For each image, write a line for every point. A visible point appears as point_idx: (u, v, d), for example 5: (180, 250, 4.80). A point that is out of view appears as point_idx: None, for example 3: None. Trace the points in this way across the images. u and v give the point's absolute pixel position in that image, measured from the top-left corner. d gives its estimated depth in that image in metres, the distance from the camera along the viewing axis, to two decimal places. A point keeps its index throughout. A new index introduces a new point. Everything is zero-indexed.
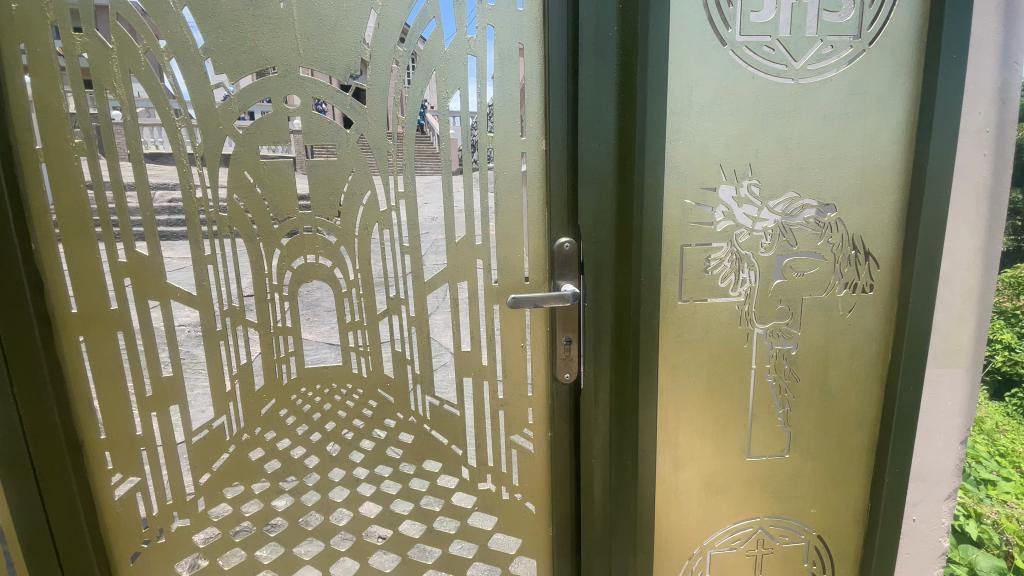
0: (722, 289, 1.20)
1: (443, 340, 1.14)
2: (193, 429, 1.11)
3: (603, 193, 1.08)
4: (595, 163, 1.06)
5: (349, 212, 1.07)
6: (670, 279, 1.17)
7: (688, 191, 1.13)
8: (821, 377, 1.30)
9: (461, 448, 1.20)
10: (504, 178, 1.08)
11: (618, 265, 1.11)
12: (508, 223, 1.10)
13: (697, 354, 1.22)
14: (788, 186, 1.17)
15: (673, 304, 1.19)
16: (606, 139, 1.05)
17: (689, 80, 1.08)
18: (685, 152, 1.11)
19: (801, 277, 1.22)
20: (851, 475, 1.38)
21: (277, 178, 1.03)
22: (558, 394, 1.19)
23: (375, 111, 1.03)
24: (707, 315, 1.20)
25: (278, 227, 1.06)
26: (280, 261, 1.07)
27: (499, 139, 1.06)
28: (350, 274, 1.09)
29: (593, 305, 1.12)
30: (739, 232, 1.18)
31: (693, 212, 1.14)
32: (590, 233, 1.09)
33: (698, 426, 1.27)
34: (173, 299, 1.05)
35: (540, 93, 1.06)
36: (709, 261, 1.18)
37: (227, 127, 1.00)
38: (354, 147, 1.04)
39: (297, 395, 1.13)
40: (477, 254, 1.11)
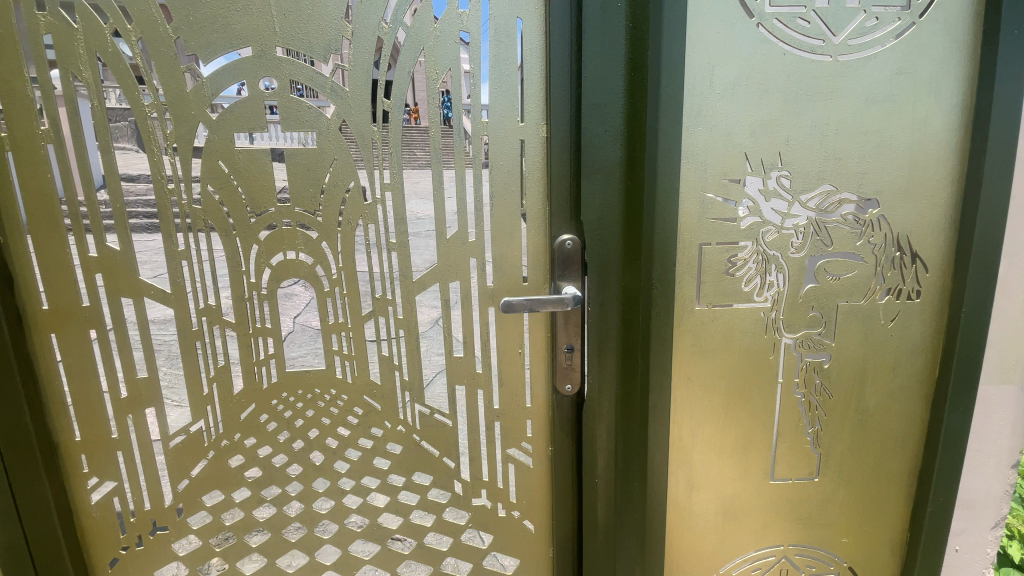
0: (747, 294, 1.07)
1: (435, 340, 1.05)
2: (170, 433, 1.05)
3: (610, 185, 0.96)
4: (601, 152, 0.94)
5: (332, 204, 0.98)
6: (687, 282, 1.05)
7: (709, 183, 1.00)
8: (857, 393, 1.15)
9: (454, 461, 1.12)
10: (500, 169, 0.98)
11: (626, 265, 0.99)
12: (503, 218, 1.00)
13: (716, 366, 1.10)
14: (824, 178, 1.04)
15: (690, 310, 1.06)
16: (614, 125, 0.93)
17: (709, 58, 0.96)
18: (706, 140, 0.98)
19: (838, 282, 1.08)
20: (888, 502, 1.23)
21: (254, 169, 0.96)
22: (559, 406, 1.08)
23: (358, 94, 0.94)
24: (729, 321, 1.08)
25: (257, 221, 0.97)
26: (258, 257, 0.98)
27: (495, 126, 0.96)
28: (333, 272, 1.01)
29: (598, 310, 1.01)
30: (767, 229, 1.04)
31: (714, 207, 1.02)
32: (596, 229, 0.98)
33: (716, 443, 1.15)
34: (147, 297, 1.00)
35: (541, 74, 0.95)
36: (730, 262, 1.05)
37: (199, 112, 0.93)
38: (337, 135, 0.96)
39: (279, 400, 1.06)
40: (470, 251, 1.01)
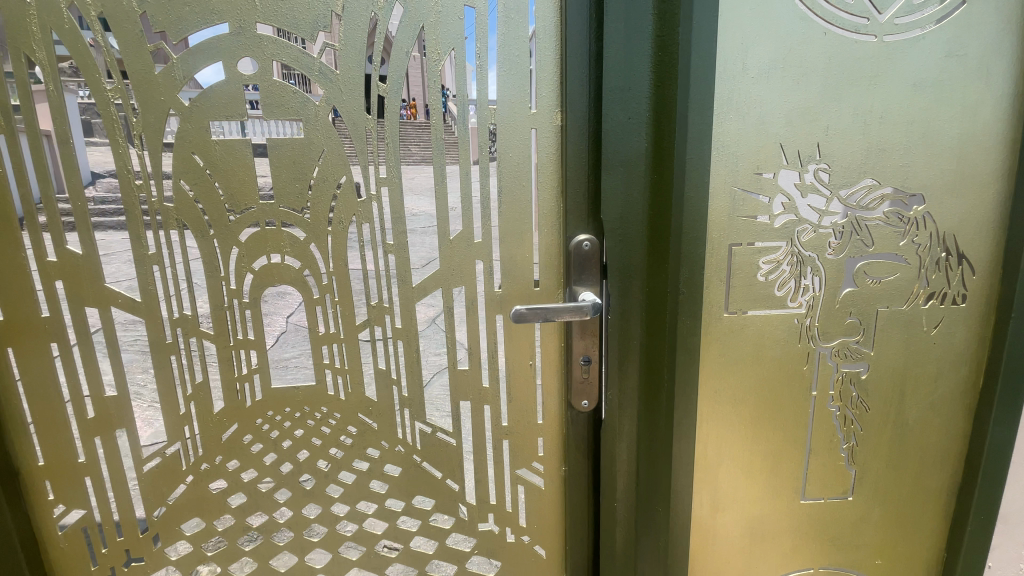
0: (780, 299, 0.97)
1: (433, 338, 0.94)
2: (144, 457, 0.94)
3: (633, 179, 0.86)
4: (623, 142, 0.84)
5: (320, 200, 0.86)
6: (714, 287, 0.95)
7: (740, 177, 0.91)
8: (896, 406, 1.06)
9: (458, 483, 1.02)
10: (509, 162, 0.88)
11: (651, 269, 0.89)
12: (513, 216, 0.90)
13: (744, 378, 1.01)
14: (865, 171, 0.94)
15: (717, 316, 0.97)
16: (638, 111, 0.83)
17: (742, 37, 0.86)
18: (737, 130, 0.89)
19: (879, 286, 0.99)
20: (927, 522, 1.14)
21: (234, 162, 0.85)
22: (574, 424, 0.99)
23: (350, 78, 0.84)
24: (760, 329, 0.98)
25: (237, 221, 0.86)
26: (238, 261, 0.88)
27: (503, 114, 0.86)
28: (322, 278, 0.89)
29: (619, 319, 0.91)
30: (803, 228, 0.95)
31: (745, 203, 0.92)
32: (616, 229, 0.88)
33: (743, 461, 1.05)
34: (114, 306, 0.88)
35: (554, 55, 0.85)
36: (763, 264, 0.95)
37: (169, 97, 0.82)
38: (326, 124, 0.85)
39: (264, 419, 0.95)
40: (476, 253, 0.91)
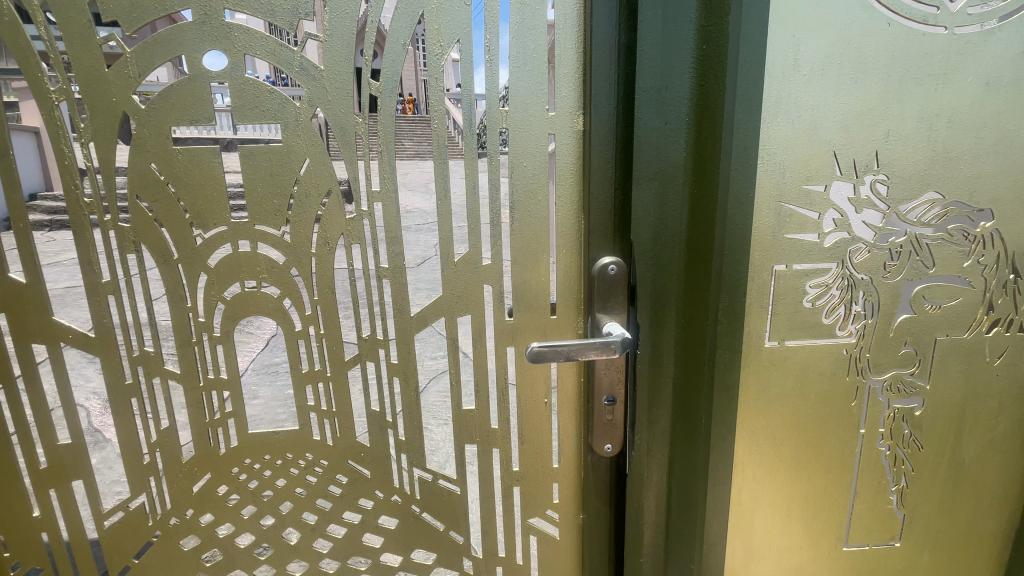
0: (828, 327, 0.85)
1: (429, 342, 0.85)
2: (105, 511, 0.83)
3: (668, 193, 0.73)
4: (658, 151, 0.72)
5: (302, 219, 0.74)
6: (755, 314, 0.84)
7: (788, 188, 0.79)
8: (952, 444, 0.95)
9: (463, 535, 0.89)
10: (523, 174, 0.76)
11: (687, 297, 0.77)
12: (526, 235, 0.78)
13: (785, 415, 0.89)
14: (930, 183, 0.81)
15: (757, 348, 0.85)
16: (677, 114, 0.71)
17: (795, 28, 0.74)
18: (786, 136, 0.77)
19: (937, 312, 0.88)
20: (979, 569, 1.03)
21: (199, 174, 0.72)
22: (594, 469, 0.87)
23: (337, 73, 0.71)
24: (805, 361, 0.87)
25: (205, 244, 0.74)
26: (207, 290, 0.75)
27: (516, 117, 0.74)
28: (306, 308, 0.77)
29: (649, 353, 0.79)
30: (857, 247, 0.83)
31: (792, 220, 0.80)
32: (649, 251, 0.75)
33: (781, 506, 0.94)
34: (65, 343, 0.77)
35: (576, 49, 0.73)
36: (810, 289, 0.83)
37: (122, 99, 0.69)
38: (309, 127, 0.71)
39: (240, 468, 0.83)
40: (483, 277, 0.79)
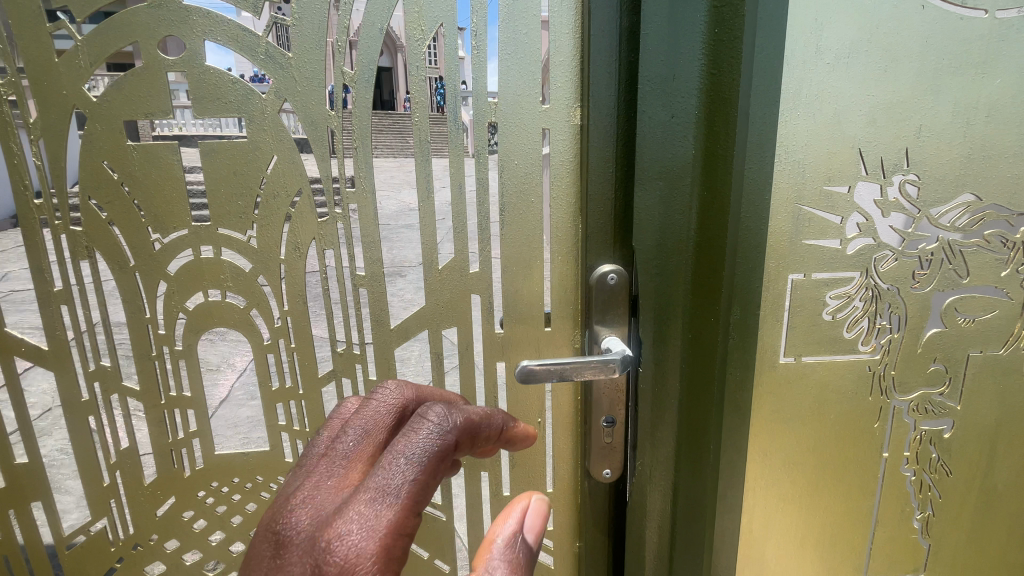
0: (850, 342, 0.77)
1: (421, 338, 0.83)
2: (65, 535, 0.77)
3: (675, 197, 0.64)
4: (663, 148, 0.63)
5: (269, 223, 0.67)
6: (772, 329, 0.75)
7: (809, 188, 0.70)
8: (983, 470, 0.87)
9: (448, 564, 0.82)
10: (514, 173, 0.69)
11: (696, 313, 0.68)
12: (517, 241, 0.71)
13: (803, 439, 0.81)
14: (965, 184, 0.73)
15: (772, 365, 0.76)
16: (685, 107, 0.62)
17: (818, 11, 0.66)
18: (807, 132, 0.69)
19: (970, 326, 0.80)
20: None
21: (155, 173, 0.65)
22: (591, 497, 0.79)
23: (306, 62, 0.63)
24: (825, 380, 0.78)
25: (163, 250, 0.67)
26: (166, 300, 0.68)
27: (507, 110, 0.67)
28: (275, 320, 0.70)
29: (653, 372, 0.72)
30: (881, 255, 0.74)
31: (812, 225, 0.72)
32: (653, 259, 0.67)
33: (796, 536, 0.86)
34: (17, 356, 0.70)
35: (573, 34, 0.65)
36: (832, 301, 0.75)
37: (73, 92, 0.63)
38: (276, 123, 0.64)
39: (207, 492, 0.76)
40: (471, 285, 0.73)
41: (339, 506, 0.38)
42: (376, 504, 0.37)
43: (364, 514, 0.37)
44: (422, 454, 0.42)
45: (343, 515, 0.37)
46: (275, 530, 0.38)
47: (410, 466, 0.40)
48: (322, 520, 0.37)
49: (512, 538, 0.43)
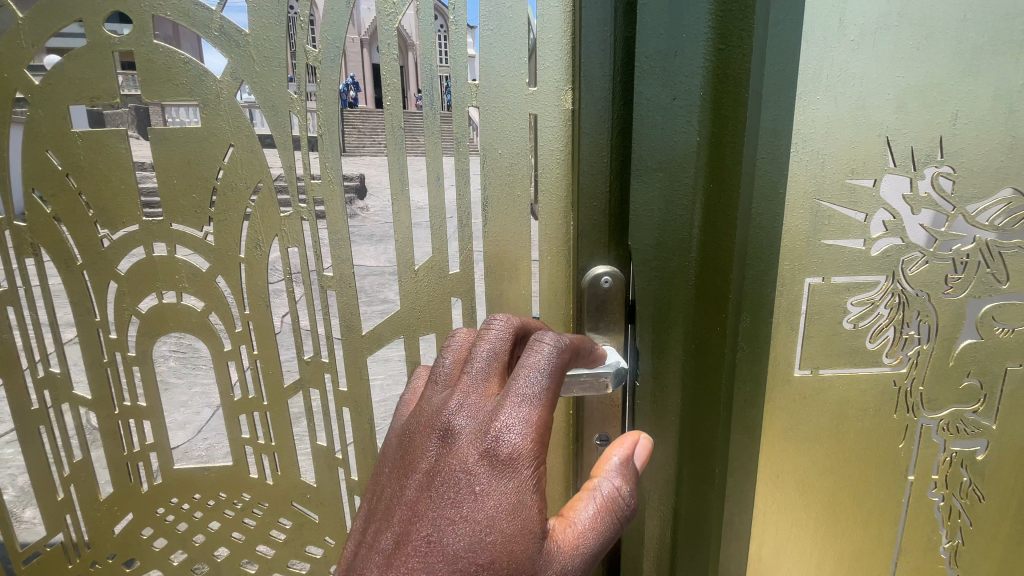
0: (873, 354, 0.69)
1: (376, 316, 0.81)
2: (18, 551, 0.72)
3: (678, 189, 0.57)
4: (662, 135, 0.55)
5: (228, 218, 0.61)
6: (784, 339, 0.67)
7: (829, 181, 0.62)
8: (1019, 495, 0.78)
9: None
10: (497, 164, 0.62)
11: (699, 319, 0.61)
12: (502, 239, 0.65)
13: (819, 460, 0.73)
14: (1010, 178, 0.64)
15: (785, 378, 0.69)
16: (689, 87, 0.54)
17: None
18: (826, 118, 0.60)
19: (1011, 337, 0.71)
20: None
21: (103, 163, 0.58)
22: None
23: (264, 39, 0.56)
24: (845, 395, 0.71)
25: (112, 247, 0.61)
26: (118, 302, 0.62)
27: (489, 93, 0.60)
28: (237, 325, 0.64)
29: (651, 386, 0.64)
30: (911, 257, 0.65)
31: (831, 223, 0.63)
32: (652, 260, 0.59)
33: (811, 565, 0.78)
34: None
35: (562, 7, 0.58)
36: (853, 308, 0.67)
37: (13, 75, 0.57)
38: (232, 107, 0.58)
39: (166, 509, 0.70)
40: (451, 288, 0.66)
41: (485, 406, 0.43)
42: (522, 407, 0.42)
43: (512, 416, 0.42)
44: (551, 367, 0.44)
45: (493, 416, 0.42)
46: (433, 426, 0.43)
47: (544, 378, 0.43)
48: (473, 417, 0.43)
49: (625, 456, 0.46)
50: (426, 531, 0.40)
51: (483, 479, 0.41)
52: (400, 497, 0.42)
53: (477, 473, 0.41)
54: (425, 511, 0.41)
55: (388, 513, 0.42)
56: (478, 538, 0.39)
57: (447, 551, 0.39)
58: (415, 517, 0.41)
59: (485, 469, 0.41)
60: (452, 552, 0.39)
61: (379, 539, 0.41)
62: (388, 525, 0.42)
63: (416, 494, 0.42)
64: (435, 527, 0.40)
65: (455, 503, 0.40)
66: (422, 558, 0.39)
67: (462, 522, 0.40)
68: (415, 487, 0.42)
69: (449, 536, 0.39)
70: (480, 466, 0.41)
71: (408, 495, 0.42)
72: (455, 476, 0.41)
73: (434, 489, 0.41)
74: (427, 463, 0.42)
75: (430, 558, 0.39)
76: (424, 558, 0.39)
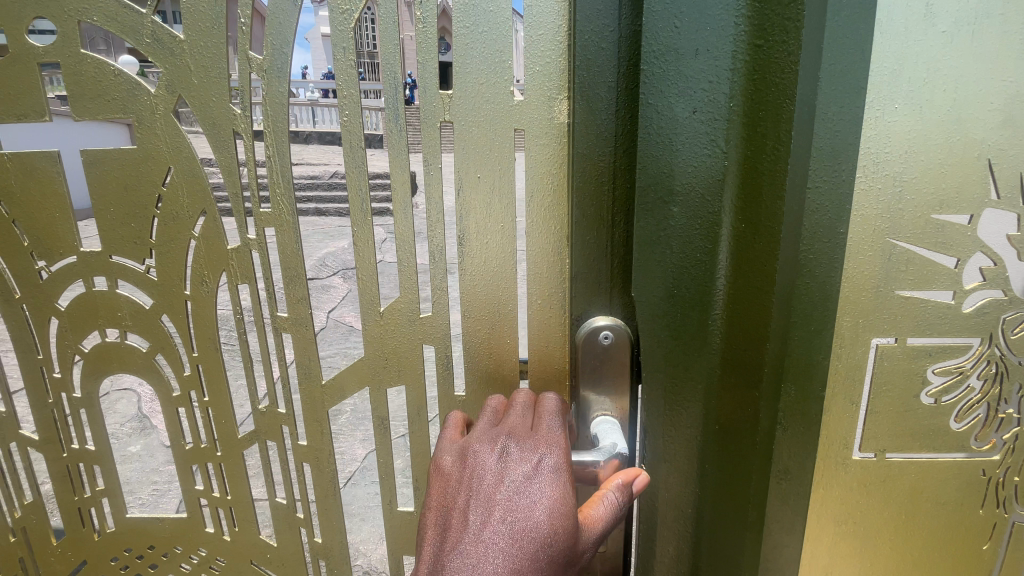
0: (959, 437, 0.53)
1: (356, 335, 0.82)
2: None
3: (697, 229, 0.42)
4: (676, 157, 0.41)
5: (171, 251, 0.53)
6: (844, 419, 0.51)
7: (909, 215, 0.46)
8: None
9: None
10: (478, 188, 0.51)
11: (725, 400, 0.45)
12: (483, 280, 0.54)
13: (885, 565, 0.57)
14: None
15: (841, 464, 0.53)
16: (713, 95, 0.39)
17: None
18: (906, 135, 0.44)
19: None
20: None
21: (35, 188, 0.53)
22: None
23: (201, 46, 0.48)
24: (919, 487, 0.54)
25: (51, 280, 0.55)
26: (59, 339, 0.57)
27: (463, 104, 0.49)
28: (185, 368, 0.57)
29: (663, 476, 0.48)
30: (1016, 315, 0.49)
31: (911, 268, 0.48)
32: (661, 317, 0.45)
33: None
34: None
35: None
36: (935, 379, 0.51)
37: None
38: (169, 125, 0.50)
39: (121, 560, 0.65)
40: (423, 334, 0.56)
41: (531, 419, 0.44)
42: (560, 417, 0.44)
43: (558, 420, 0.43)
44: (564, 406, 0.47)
45: (541, 422, 0.43)
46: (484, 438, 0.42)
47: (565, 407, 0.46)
48: (519, 428, 0.43)
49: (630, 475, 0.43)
50: (504, 518, 0.37)
51: (551, 463, 0.39)
52: (463, 505, 0.39)
53: (542, 460, 0.40)
54: (497, 503, 0.38)
55: (451, 525, 0.38)
56: (559, 516, 0.37)
57: (530, 534, 0.37)
58: (488, 512, 0.38)
59: (550, 454, 0.40)
60: (536, 531, 0.37)
61: (451, 549, 0.37)
62: (454, 538, 0.38)
63: (481, 495, 0.39)
64: (513, 515, 0.37)
65: (526, 489, 0.38)
66: (508, 543, 0.36)
67: (539, 504, 0.38)
68: (478, 488, 0.39)
69: (528, 519, 0.37)
70: (542, 452, 0.40)
71: (472, 499, 0.39)
72: (520, 468, 0.39)
73: (503, 483, 0.39)
74: (483, 464, 0.40)
75: (515, 542, 0.36)
76: (509, 547, 0.36)
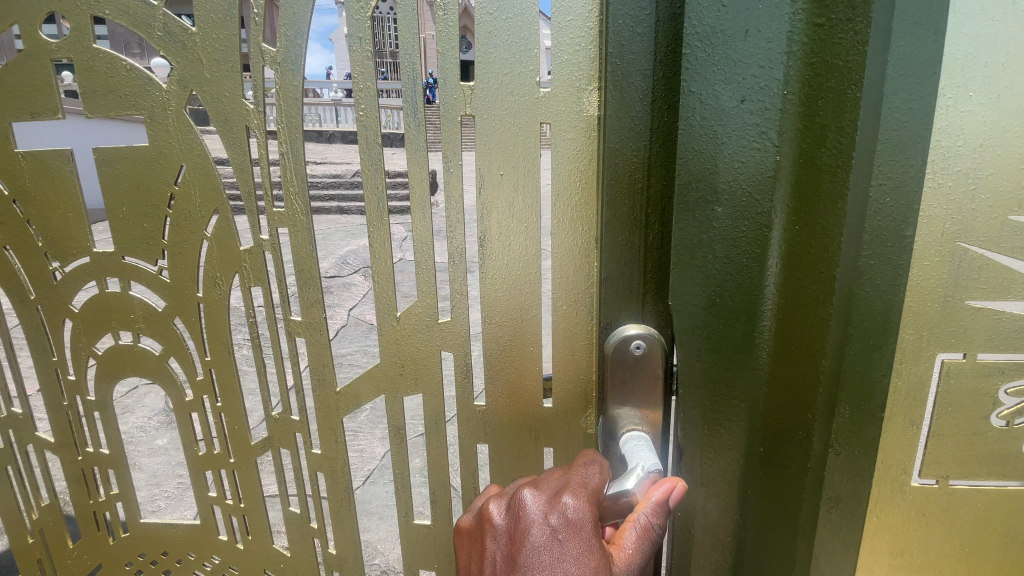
0: None
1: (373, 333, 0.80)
2: None
3: (743, 231, 0.38)
4: (721, 152, 0.37)
5: (183, 251, 0.52)
6: (904, 443, 0.46)
7: (983, 216, 0.40)
8: None
9: None
10: (501, 187, 0.48)
11: (773, 418, 0.40)
12: (505, 284, 0.50)
13: None
14: None
15: (899, 491, 0.48)
16: (764, 83, 0.35)
17: None
18: (982, 128, 0.38)
19: None
20: None
21: (48, 187, 0.51)
22: None
23: (212, 38, 0.46)
24: (992, 519, 0.48)
25: (65, 281, 0.54)
26: (73, 341, 0.55)
27: (486, 96, 0.46)
28: (197, 373, 0.56)
29: (700, 499, 0.44)
30: None
31: (985, 275, 0.42)
32: (700, 327, 0.41)
33: None
34: None
35: None
36: (1008, 400, 0.44)
37: None
38: (181, 122, 0.48)
39: (135, 564, 0.64)
40: (441, 341, 0.53)
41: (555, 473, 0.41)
42: (585, 465, 0.41)
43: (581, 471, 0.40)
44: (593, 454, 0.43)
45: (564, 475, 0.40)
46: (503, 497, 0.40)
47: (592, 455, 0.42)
48: (539, 480, 0.40)
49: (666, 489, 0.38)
50: None
51: (569, 512, 0.36)
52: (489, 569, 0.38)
53: (560, 508, 0.37)
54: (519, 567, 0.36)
55: None
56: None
57: None
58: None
59: (568, 505, 0.37)
60: None
61: None
62: None
63: (505, 556, 0.37)
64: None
65: (547, 548, 0.35)
66: None
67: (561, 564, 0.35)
68: (501, 554, 0.37)
69: None
70: (558, 503, 0.37)
71: (496, 562, 0.37)
72: (536, 522, 0.36)
73: (523, 544, 0.36)
74: (501, 526, 0.38)
75: None
76: None
